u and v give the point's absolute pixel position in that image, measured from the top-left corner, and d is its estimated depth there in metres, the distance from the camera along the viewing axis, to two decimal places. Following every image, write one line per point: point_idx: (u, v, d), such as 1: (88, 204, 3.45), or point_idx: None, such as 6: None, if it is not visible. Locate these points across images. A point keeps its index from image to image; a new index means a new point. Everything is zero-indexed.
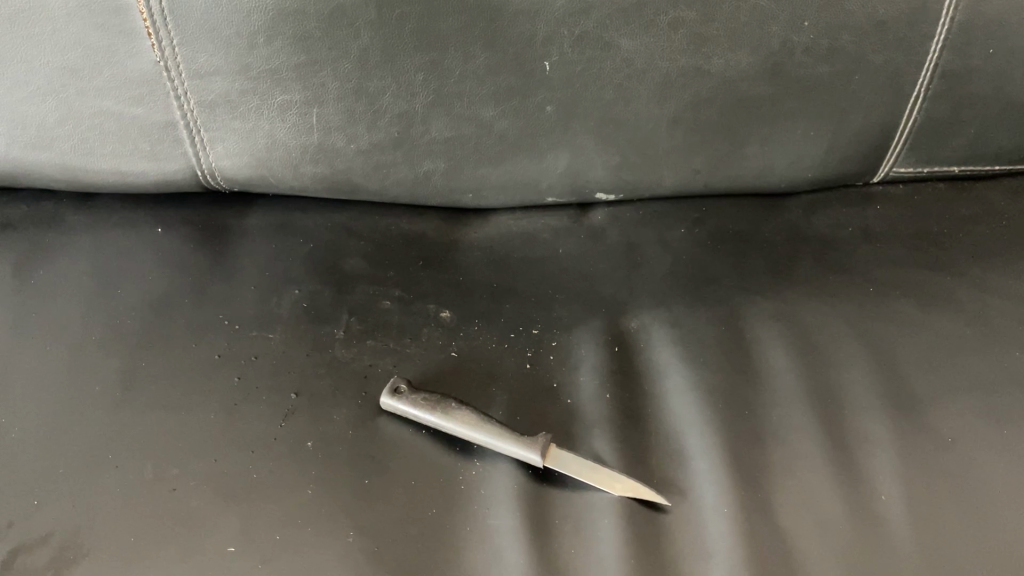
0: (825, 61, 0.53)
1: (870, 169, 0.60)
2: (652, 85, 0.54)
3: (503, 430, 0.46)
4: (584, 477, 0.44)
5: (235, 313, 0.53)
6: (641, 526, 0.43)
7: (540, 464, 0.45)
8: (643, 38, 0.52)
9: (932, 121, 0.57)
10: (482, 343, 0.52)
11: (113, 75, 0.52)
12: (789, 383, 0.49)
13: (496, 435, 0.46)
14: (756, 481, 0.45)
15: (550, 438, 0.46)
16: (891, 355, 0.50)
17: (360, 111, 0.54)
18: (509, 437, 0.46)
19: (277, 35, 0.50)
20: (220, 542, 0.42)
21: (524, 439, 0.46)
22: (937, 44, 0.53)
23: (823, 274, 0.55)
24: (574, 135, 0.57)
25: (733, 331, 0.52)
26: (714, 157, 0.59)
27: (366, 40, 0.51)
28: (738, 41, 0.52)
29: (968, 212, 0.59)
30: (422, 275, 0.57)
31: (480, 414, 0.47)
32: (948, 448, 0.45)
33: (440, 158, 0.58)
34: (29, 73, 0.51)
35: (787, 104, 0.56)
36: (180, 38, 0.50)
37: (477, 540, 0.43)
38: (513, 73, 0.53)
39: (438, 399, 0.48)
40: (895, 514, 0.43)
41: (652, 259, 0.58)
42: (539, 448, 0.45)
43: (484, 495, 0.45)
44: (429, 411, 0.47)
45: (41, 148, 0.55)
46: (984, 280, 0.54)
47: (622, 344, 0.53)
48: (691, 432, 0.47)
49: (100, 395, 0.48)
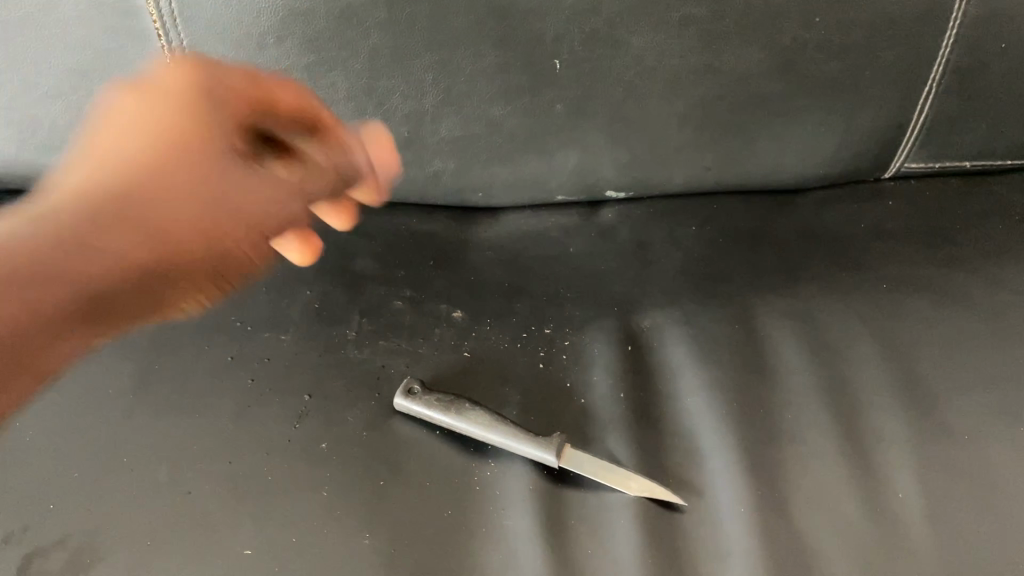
0: (836, 57, 0.53)
1: (880, 165, 0.60)
2: (663, 82, 0.54)
3: (514, 429, 0.46)
4: (599, 477, 0.44)
5: (247, 315, 0.53)
6: (658, 525, 0.43)
7: (555, 464, 0.45)
8: (654, 35, 0.51)
9: (943, 117, 0.57)
10: (494, 343, 0.52)
11: (123, 76, 0.51)
12: (802, 380, 0.49)
13: (510, 435, 0.46)
14: (771, 479, 0.45)
15: (564, 438, 0.46)
16: (904, 351, 0.50)
17: (371, 110, 0.54)
18: (524, 437, 0.46)
19: (289, 36, 0.50)
20: (236, 545, 0.42)
21: (539, 439, 0.46)
22: (949, 39, 0.53)
23: (835, 270, 0.55)
24: (584, 134, 0.57)
25: (746, 328, 0.52)
26: (724, 155, 0.59)
27: (377, 40, 0.51)
28: (750, 38, 0.52)
29: (980, 208, 0.59)
30: (432, 275, 0.57)
31: (494, 414, 0.47)
32: (963, 444, 0.45)
33: (449, 157, 0.57)
34: (38, 74, 0.51)
35: (798, 101, 0.55)
36: (190, 38, 0.50)
37: (493, 541, 0.43)
38: (524, 71, 0.53)
39: (446, 397, 0.48)
40: (912, 513, 0.43)
41: (664, 257, 0.58)
42: (554, 448, 0.45)
43: (499, 495, 0.45)
44: (437, 407, 0.47)
45: (50, 150, 0.55)
46: (996, 275, 0.54)
47: (635, 342, 0.53)
48: (705, 431, 0.47)
49: (113, 398, 0.48)
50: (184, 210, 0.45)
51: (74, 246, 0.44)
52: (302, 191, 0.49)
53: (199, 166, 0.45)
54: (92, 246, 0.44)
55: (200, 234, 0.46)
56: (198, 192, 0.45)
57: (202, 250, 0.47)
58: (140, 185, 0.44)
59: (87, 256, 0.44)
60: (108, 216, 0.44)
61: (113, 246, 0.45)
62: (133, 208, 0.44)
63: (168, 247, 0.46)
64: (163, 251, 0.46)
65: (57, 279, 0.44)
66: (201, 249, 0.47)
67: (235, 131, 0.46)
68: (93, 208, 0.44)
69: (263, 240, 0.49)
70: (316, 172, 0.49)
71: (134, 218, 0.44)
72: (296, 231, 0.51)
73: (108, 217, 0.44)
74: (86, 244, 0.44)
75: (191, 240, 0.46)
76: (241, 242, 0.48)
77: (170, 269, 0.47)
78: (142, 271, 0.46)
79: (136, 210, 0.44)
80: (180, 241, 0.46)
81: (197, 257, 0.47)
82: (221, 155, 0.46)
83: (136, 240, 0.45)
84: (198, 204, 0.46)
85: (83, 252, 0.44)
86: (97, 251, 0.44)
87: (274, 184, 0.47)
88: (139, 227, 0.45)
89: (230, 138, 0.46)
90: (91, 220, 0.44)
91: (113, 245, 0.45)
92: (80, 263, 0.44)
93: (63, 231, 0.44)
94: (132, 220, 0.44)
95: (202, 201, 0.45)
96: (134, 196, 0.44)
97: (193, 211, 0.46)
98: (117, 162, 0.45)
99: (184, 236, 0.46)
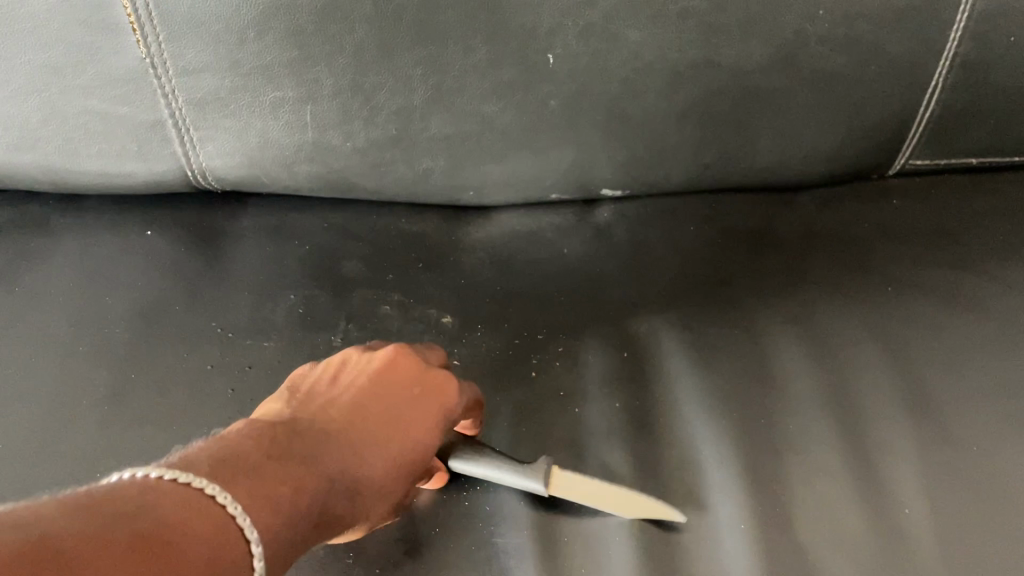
0: (840, 51, 0.51)
1: (885, 162, 0.58)
2: (660, 78, 0.52)
3: (497, 456, 0.43)
4: (592, 502, 0.42)
5: (228, 321, 0.52)
6: (653, 545, 0.42)
7: (544, 490, 0.42)
8: (651, 29, 0.49)
9: (952, 112, 0.54)
10: (485, 350, 0.51)
11: (97, 73, 0.49)
12: (805, 388, 0.47)
13: (494, 465, 0.43)
14: (772, 494, 0.43)
15: (550, 459, 0.43)
16: (911, 358, 0.48)
17: (356, 107, 0.52)
18: (508, 466, 0.43)
19: (269, 30, 0.47)
20: None
21: (524, 466, 0.43)
22: (957, 32, 0.50)
23: (840, 272, 0.53)
24: (579, 131, 0.55)
25: (746, 334, 0.50)
26: (724, 152, 0.56)
27: (362, 34, 0.48)
28: (751, 31, 0.50)
29: (989, 206, 0.56)
30: (422, 277, 0.55)
31: (475, 445, 0.44)
32: (972, 457, 0.43)
33: (439, 155, 0.55)
34: (10, 71, 0.49)
35: (801, 97, 0.53)
36: (167, 33, 0.48)
37: (483, 560, 0.42)
38: (516, 67, 0.51)
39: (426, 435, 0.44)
40: (918, 532, 0.42)
41: (662, 259, 0.56)
42: (541, 476, 0.42)
43: (489, 512, 0.44)
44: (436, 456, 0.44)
45: (24, 149, 0.53)
46: (1006, 277, 0.52)
47: (631, 350, 0.51)
48: (705, 442, 0.46)
49: (90, 411, 0.47)
50: (421, 424, 0.40)
51: (336, 469, 0.36)
52: (466, 390, 0.43)
53: (406, 406, 0.40)
54: (333, 488, 0.35)
55: (405, 471, 0.39)
56: (408, 403, 0.40)
57: (429, 445, 0.40)
58: (394, 424, 0.39)
59: (335, 495, 0.35)
60: (357, 443, 0.37)
61: (385, 441, 0.38)
62: (358, 465, 0.37)
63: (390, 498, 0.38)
64: (403, 462, 0.39)
65: (273, 497, 0.31)
66: (442, 427, 0.41)
67: (410, 369, 0.41)
68: (350, 442, 0.37)
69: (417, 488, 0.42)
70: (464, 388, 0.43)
71: (353, 481, 0.36)
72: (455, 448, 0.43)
73: (358, 467, 0.37)
74: (350, 474, 0.36)
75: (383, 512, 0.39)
76: (452, 417, 0.41)
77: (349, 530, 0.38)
78: (407, 466, 0.39)
79: (389, 423, 0.39)
80: (377, 514, 0.38)
81: (434, 449, 0.40)
82: (388, 390, 0.40)
83: (374, 481, 0.37)
84: (423, 435, 0.40)
85: (326, 489, 0.34)
86: (341, 501, 0.36)
87: (447, 388, 0.42)
88: (391, 416, 0.39)
89: (400, 379, 0.41)
90: (342, 459, 0.36)
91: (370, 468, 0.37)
92: (330, 500, 0.35)
93: (338, 455, 0.36)
94: (367, 457, 0.37)
95: (401, 389, 0.41)
96: (358, 463, 0.37)
97: (421, 404, 0.40)
98: (364, 430, 0.38)
99: (410, 466, 0.39)
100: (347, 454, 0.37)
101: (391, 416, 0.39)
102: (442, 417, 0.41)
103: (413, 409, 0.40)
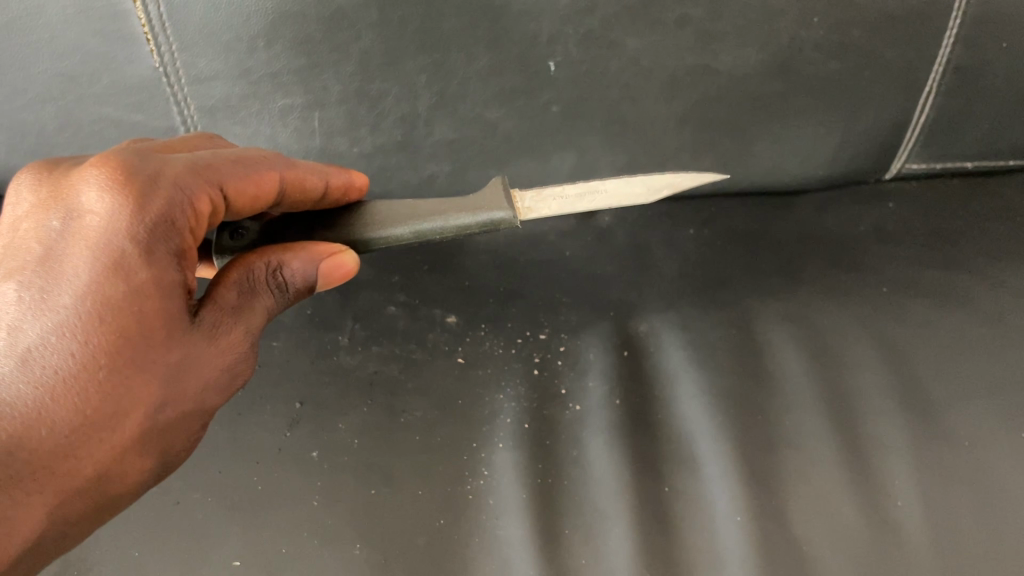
0: (834, 57, 0.52)
1: (882, 166, 0.59)
2: (660, 83, 0.53)
3: (440, 214, 0.45)
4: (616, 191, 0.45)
5: None
6: (653, 534, 0.43)
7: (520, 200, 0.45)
8: (649, 36, 0.51)
9: (946, 117, 0.55)
10: (489, 348, 0.52)
11: (112, 81, 0.51)
12: (801, 386, 0.48)
13: (449, 209, 0.45)
14: (767, 486, 0.44)
15: (504, 182, 0.46)
16: (904, 354, 0.49)
17: (364, 112, 0.54)
18: (466, 202, 0.45)
19: (278, 39, 0.49)
20: (226, 555, 0.42)
21: (484, 195, 0.45)
22: (949, 39, 0.51)
23: (835, 273, 0.54)
24: (579, 135, 0.57)
25: (744, 333, 0.52)
26: (722, 155, 0.58)
27: (368, 43, 0.50)
28: (746, 37, 0.51)
29: (982, 209, 0.57)
30: (427, 280, 0.56)
31: (418, 208, 0.45)
32: (963, 452, 0.44)
33: (443, 160, 0.57)
34: (27, 81, 0.50)
35: (797, 101, 0.54)
36: (180, 43, 0.49)
37: (486, 549, 0.43)
38: (517, 73, 0.52)
39: (360, 214, 0.45)
40: (910, 522, 0.42)
41: (663, 262, 0.57)
42: (505, 191, 0.45)
43: (491, 505, 0.45)
44: (392, 228, 0.45)
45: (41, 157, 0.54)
46: (998, 278, 0.52)
47: (631, 347, 0.53)
48: (702, 436, 0.47)
49: None
50: (75, 316, 0.32)
51: (8, 456, 0.30)
52: (182, 166, 0.36)
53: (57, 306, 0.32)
54: (13, 489, 0.31)
55: (120, 387, 0.32)
56: (55, 243, 0.33)
57: (128, 297, 0.32)
58: (50, 316, 0.32)
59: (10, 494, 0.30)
60: (23, 389, 0.31)
61: (53, 350, 0.32)
62: (30, 427, 0.31)
63: (136, 409, 0.33)
64: (101, 368, 0.32)
65: None
66: (133, 230, 0.33)
67: (54, 199, 0.34)
68: (13, 394, 0.31)
69: (248, 302, 0.38)
70: (181, 165, 0.36)
71: (44, 450, 0.31)
72: (303, 251, 0.40)
73: (34, 430, 0.31)
74: (28, 450, 0.31)
75: (114, 450, 0.33)
76: (149, 206, 0.34)
77: (105, 506, 0.35)
78: (106, 368, 0.32)
79: (47, 307, 0.32)
80: (107, 453, 0.33)
81: (142, 262, 0.33)
82: (22, 251, 0.33)
83: (69, 431, 0.32)
84: (102, 280, 0.32)
85: None
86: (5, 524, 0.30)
87: (128, 180, 0.34)
88: (29, 301, 0.32)
89: (37, 226, 0.34)
90: (8, 437, 0.30)
91: (65, 406, 0.31)
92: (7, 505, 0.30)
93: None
94: (45, 401, 0.31)
95: (37, 239, 0.33)
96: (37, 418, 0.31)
97: (74, 234, 0.33)
98: (20, 358, 0.31)
99: (110, 371, 0.32)
100: (9, 425, 0.30)
101: (45, 297, 0.32)
102: (125, 226, 0.33)
103: (63, 251, 0.33)
